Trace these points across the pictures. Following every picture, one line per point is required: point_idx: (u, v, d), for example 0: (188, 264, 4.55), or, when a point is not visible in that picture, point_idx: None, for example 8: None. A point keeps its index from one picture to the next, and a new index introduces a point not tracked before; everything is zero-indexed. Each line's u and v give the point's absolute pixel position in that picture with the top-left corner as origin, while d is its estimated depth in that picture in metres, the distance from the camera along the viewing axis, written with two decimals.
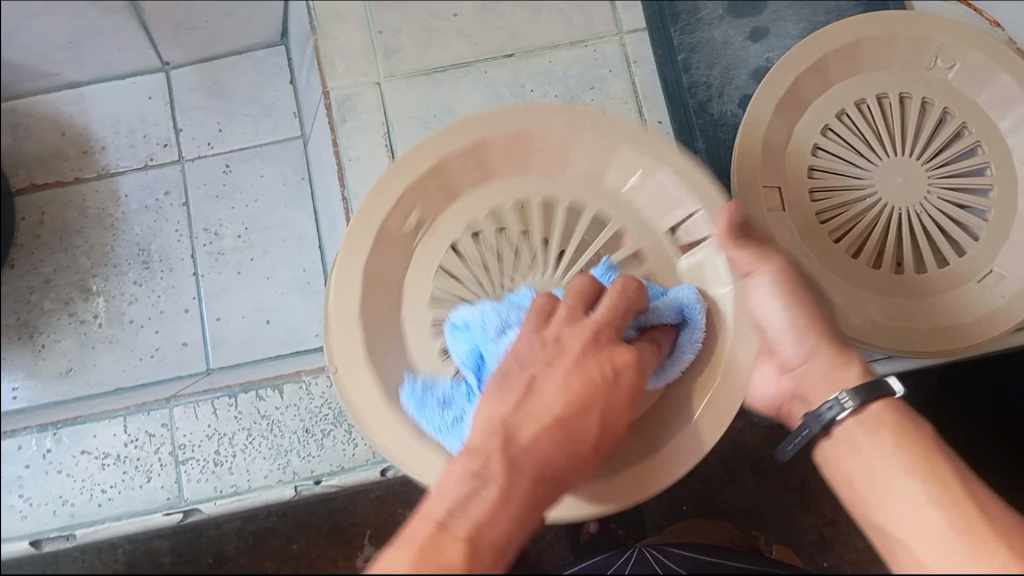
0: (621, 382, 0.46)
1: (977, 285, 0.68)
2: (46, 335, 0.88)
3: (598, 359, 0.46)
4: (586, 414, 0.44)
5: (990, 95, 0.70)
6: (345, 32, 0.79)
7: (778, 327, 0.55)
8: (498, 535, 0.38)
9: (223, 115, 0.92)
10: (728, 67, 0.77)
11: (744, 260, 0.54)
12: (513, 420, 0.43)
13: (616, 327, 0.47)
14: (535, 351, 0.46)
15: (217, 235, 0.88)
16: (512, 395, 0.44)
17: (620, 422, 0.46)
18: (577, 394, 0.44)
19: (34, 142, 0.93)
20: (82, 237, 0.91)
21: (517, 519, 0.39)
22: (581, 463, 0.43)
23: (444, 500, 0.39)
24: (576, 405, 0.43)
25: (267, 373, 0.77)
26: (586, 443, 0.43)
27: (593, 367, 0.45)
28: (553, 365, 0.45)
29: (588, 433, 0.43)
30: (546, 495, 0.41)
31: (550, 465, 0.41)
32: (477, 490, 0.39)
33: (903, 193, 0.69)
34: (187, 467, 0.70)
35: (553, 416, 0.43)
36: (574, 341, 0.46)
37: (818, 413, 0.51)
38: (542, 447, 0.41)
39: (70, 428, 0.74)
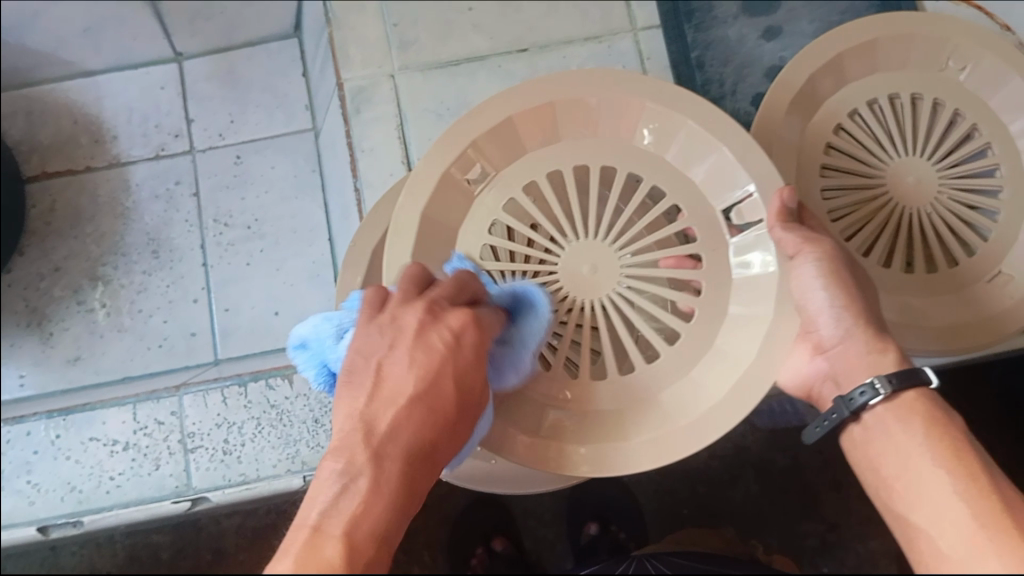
0: (465, 344, 0.40)
1: (985, 285, 0.68)
2: (56, 323, 0.88)
3: (437, 327, 0.40)
4: (442, 384, 0.38)
5: (1002, 98, 0.69)
6: (362, 23, 0.79)
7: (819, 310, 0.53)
8: (377, 513, 0.34)
9: (235, 106, 0.92)
10: (743, 64, 0.78)
11: (789, 243, 0.53)
12: (369, 411, 0.37)
13: (448, 299, 0.42)
14: (374, 335, 0.40)
15: (227, 225, 0.88)
16: (360, 387, 0.38)
17: (476, 383, 0.41)
18: (429, 366, 0.38)
19: (48, 129, 0.93)
20: (93, 224, 0.91)
21: (394, 506, 0.35)
22: (446, 439, 0.39)
23: (316, 506, 0.33)
24: (427, 376, 0.38)
25: (277, 363, 0.77)
26: (449, 412, 0.38)
27: (430, 337, 0.39)
28: (395, 349, 0.39)
29: (448, 400, 0.38)
30: (416, 478, 0.37)
31: (421, 442, 0.37)
32: (348, 484, 0.34)
33: (915, 192, 0.69)
34: (196, 456, 0.70)
35: (408, 395, 0.37)
36: (409, 314, 0.40)
37: (853, 396, 0.50)
38: (406, 430, 0.37)
39: (79, 415, 0.74)
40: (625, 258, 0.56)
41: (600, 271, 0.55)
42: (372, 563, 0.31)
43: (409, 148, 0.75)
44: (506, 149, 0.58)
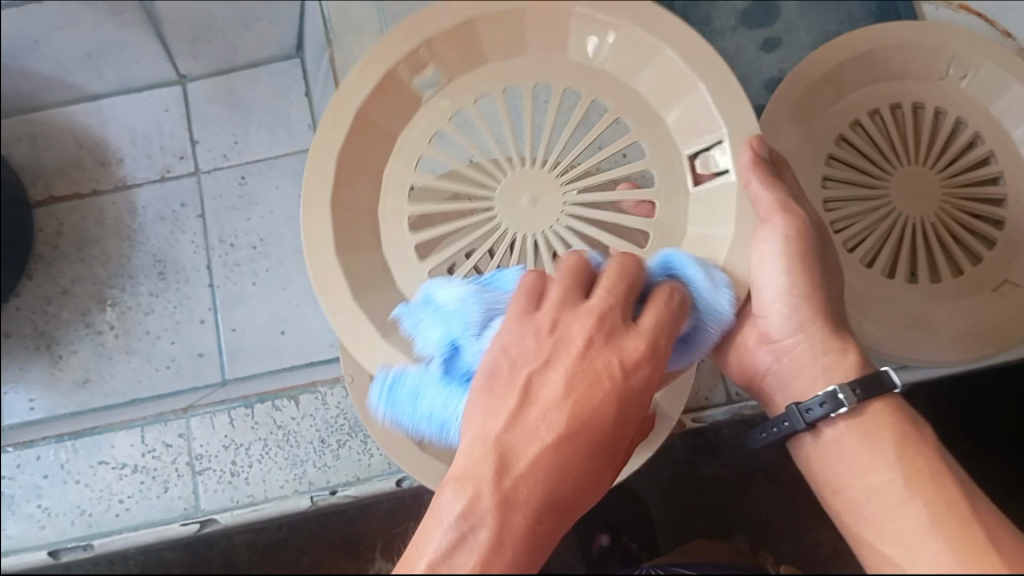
0: (633, 378, 0.43)
1: (991, 293, 0.67)
2: (64, 346, 0.89)
3: (602, 351, 0.43)
4: (592, 417, 0.41)
5: (1004, 103, 0.69)
6: (361, 44, 0.79)
7: (777, 297, 0.52)
8: (541, 508, 0.39)
9: (239, 127, 0.93)
10: (742, 76, 0.78)
11: (764, 203, 0.52)
12: (504, 438, 0.40)
13: (619, 309, 0.45)
14: (531, 343, 0.44)
15: (233, 246, 0.89)
16: (504, 405, 0.42)
17: (625, 426, 0.43)
18: (576, 403, 0.41)
19: (54, 153, 0.94)
20: (99, 248, 0.92)
21: (522, 557, 0.37)
22: (597, 469, 0.42)
23: (431, 548, 0.37)
24: (577, 409, 0.41)
25: (282, 384, 0.77)
26: (597, 456, 0.41)
27: (597, 367, 0.42)
28: (551, 366, 0.43)
29: (594, 443, 0.41)
30: (551, 529, 0.40)
31: (553, 493, 0.39)
32: (467, 534, 0.37)
33: (919, 201, 0.68)
34: (204, 478, 0.71)
35: (555, 434, 0.40)
36: (572, 329, 0.44)
37: (807, 407, 0.50)
38: (539, 474, 0.39)
39: (87, 438, 0.74)
40: (569, 194, 0.56)
41: (542, 197, 0.56)
42: None
43: None
44: (461, 47, 0.58)
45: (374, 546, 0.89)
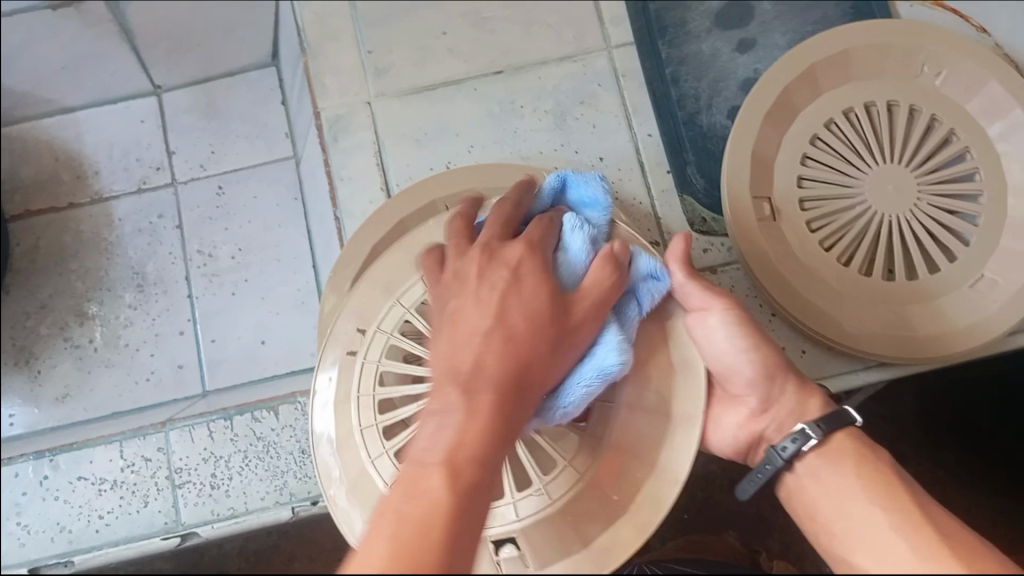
0: (525, 273, 0.47)
1: (969, 290, 0.68)
2: (43, 361, 0.88)
3: (497, 262, 0.47)
4: (511, 313, 0.45)
5: (980, 102, 0.70)
6: (336, 52, 0.79)
7: (740, 367, 0.54)
8: (475, 461, 0.39)
9: (216, 137, 0.93)
10: (717, 79, 0.78)
11: (699, 298, 0.52)
12: (452, 351, 0.43)
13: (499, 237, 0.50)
14: (443, 290, 0.48)
15: (212, 256, 0.89)
16: (443, 332, 0.45)
17: (543, 304, 0.46)
18: (495, 301, 0.45)
19: (31, 167, 0.94)
20: (78, 261, 0.91)
21: (490, 436, 0.40)
22: (529, 360, 0.43)
23: (420, 441, 0.40)
24: (495, 307, 0.45)
25: (264, 394, 0.78)
26: (521, 330, 0.44)
27: (493, 274, 0.47)
28: (467, 283, 0.47)
29: (518, 323, 0.44)
30: (511, 403, 0.42)
31: (511, 358, 0.43)
32: (445, 416, 0.40)
33: (894, 200, 0.68)
34: (184, 491, 0.71)
35: (488, 323, 0.44)
36: (470, 263, 0.48)
37: (782, 446, 0.52)
38: (489, 349, 0.43)
39: (66, 454, 0.75)
40: None
41: None
42: (468, 490, 0.37)
43: (388, 176, 0.75)
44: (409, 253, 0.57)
45: None
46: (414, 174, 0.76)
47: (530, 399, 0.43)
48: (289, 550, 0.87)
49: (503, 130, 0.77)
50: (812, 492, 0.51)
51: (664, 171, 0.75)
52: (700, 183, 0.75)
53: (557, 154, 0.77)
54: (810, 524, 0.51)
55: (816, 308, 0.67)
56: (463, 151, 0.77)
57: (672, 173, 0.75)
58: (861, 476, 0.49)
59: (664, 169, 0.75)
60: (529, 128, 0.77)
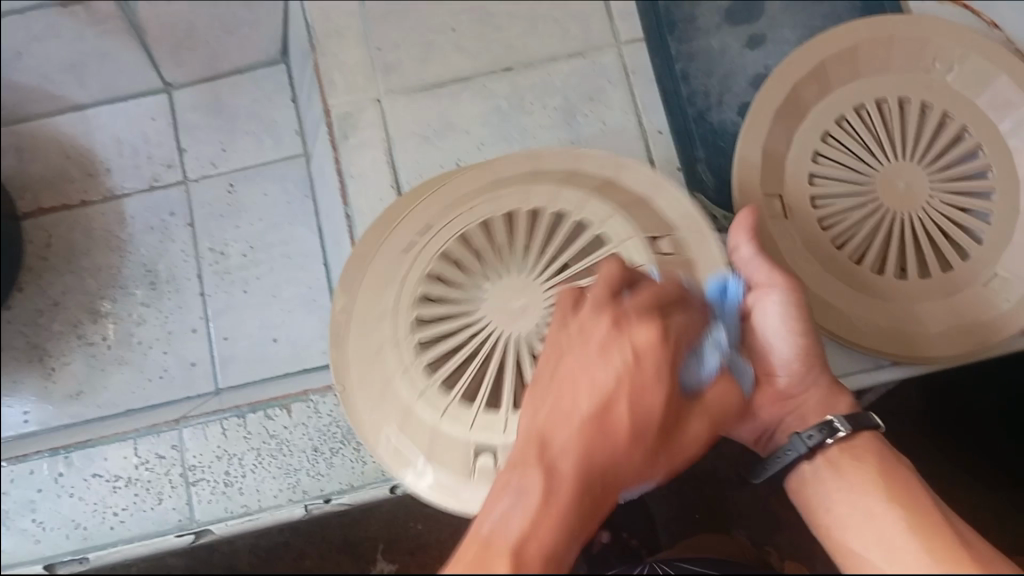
0: (645, 364, 0.46)
1: (981, 288, 0.67)
2: (56, 358, 0.88)
3: (622, 343, 0.46)
4: (615, 413, 0.44)
5: (990, 96, 0.69)
6: (345, 49, 0.79)
7: (775, 348, 0.55)
8: (546, 551, 0.39)
9: (225, 134, 0.93)
10: (727, 75, 0.78)
11: (761, 271, 0.56)
12: (549, 433, 0.44)
13: (638, 305, 0.48)
14: (570, 338, 0.48)
15: (223, 253, 0.89)
16: (546, 402, 0.46)
17: (652, 411, 0.45)
18: (606, 390, 0.45)
19: (41, 164, 0.94)
20: (89, 258, 0.92)
21: (564, 532, 0.40)
22: (619, 462, 0.44)
23: (489, 518, 0.40)
24: (602, 401, 0.44)
25: (277, 392, 0.78)
26: (620, 436, 0.44)
27: (616, 361, 0.45)
28: (587, 358, 0.46)
29: (620, 425, 0.44)
30: (590, 507, 0.42)
31: (599, 463, 0.43)
32: (521, 497, 0.41)
33: (906, 197, 0.68)
34: (198, 489, 0.72)
35: (586, 418, 0.44)
36: (600, 331, 0.47)
37: (807, 434, 0.53)
38: (583, 447, 0.43)
39: (80, 451, 0.75)
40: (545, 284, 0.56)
41: (519, 291, 0.56)
42: None
43: (397, 173, 0.75)
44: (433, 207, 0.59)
45: (376, 547, 0.88)
46: (424, 171, 0.76)
47: (608, 501, 0.44)
48: (299, 545, 0.88)
49: (512, 127, 0.77)
50: (828, 484, 0.51)
51: (675, 168, 0.75)
52: (710, 180, 0.74)
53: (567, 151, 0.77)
54: (820, 517, 0.51)
55: (827, 306, 0.67)
56: (472, 148, 0.77)
57: (682, 171, 0.75)
58: (899, 496, 0.48)
59: (674, 166, 0.75)
60: (539, 125, 0.77)
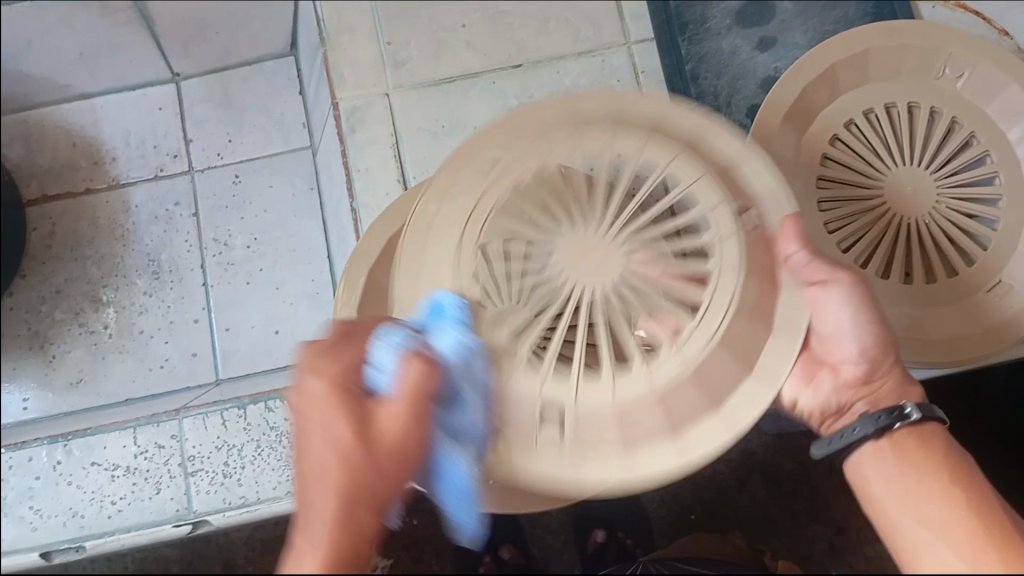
0: (341, 397, 0.41)
1: (985, 295, 0.67)
2: (57, 346, 0.88)
3: (332, 396, 0.41)
4: (350, 455, 0.40)
5: (1000, 104, 0.69)
6: (355, 43, 0.79)
7: (850, 340, 0.54)
8: None
9: (233, 126, 0.93)
10: (736, 76, 0.78)
11: (820, 271, 0.51)
12: (308, 493, 0.40)
13: (347, 361, 0.43)
14: (305, 411, 0.42)
15: (227, 245, 0.89)
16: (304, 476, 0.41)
17: (382, 452, 0.40)
18: (343, 442, 0.40)
19: (47, 152, 0.94)
20: (93, 247, 0.91)
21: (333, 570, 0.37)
22: (367, 493, 0.40)
23: None
24: (338, 456, 0.40)
25: (277, 384, 0.78)
26: (357, 475, 0.39)
27: (338, 410, 0.41)
28: (308, 424, 0.41)
29: (350, 467, 0.39)
30: (352, 540, 0.39)
31: (350, 497, 0.39)
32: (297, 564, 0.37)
33: (913, 201, 0.68)
34: (196, 479, 0.72)
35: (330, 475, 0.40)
36: (316, 382, 0.42)
37: (879, 415, 0.50)
38: (332, 496, 0.39)
39: (80, 439, 0.75)
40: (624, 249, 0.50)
41: (595, 253, 0.50)
42: None
43: (404, 168, 0.75)
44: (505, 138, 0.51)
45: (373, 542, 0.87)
46: (431, 167, 0.76)
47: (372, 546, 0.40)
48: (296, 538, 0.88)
49: None
50: (877, 462, 0.50)
51: None
52: None
53: None
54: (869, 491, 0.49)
55: None
56: None
57: None
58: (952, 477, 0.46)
59: None
60: None
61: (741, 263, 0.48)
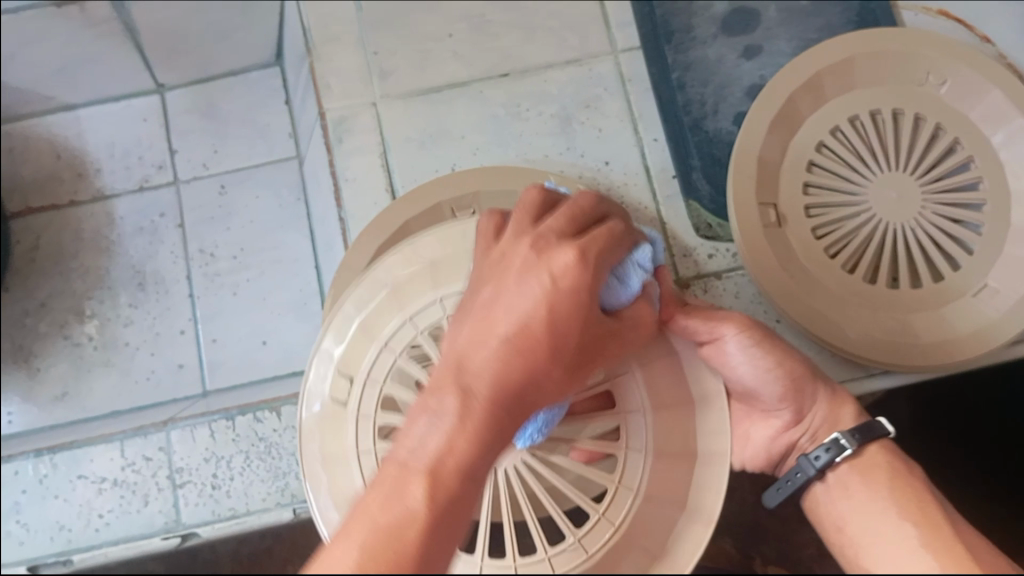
0: (561, 282, 0.42)
1: (972, 299, 0.67)
2: (42, 359, 0.87)
3: (538, 260, 0.43)
4: (556, 321, 0.41)
5: (982, 111, 0.70)
6: (342, 53, 0.79)
7: (765, 390, 0.55)
8: (461, 471, 0.38)
9: (219, 137, 0.93)
10: (722, 85, 0.78)
11: (703, 326, 0.52)
12: (470, 348, 0.41)
13: (560, 231, 0.45)
14: (522, 263, 0.43)
15: (213, 256, 0.89)
16: (473, 318, 0.43)
17: (575, 327, 0.42)
18: (545, 310, 0.41)
19: (31, 165, 0.93)
20: (78, 259, 0.91)
21: (483, 444, 0.39)
22: (551, 363, 0.41)
23: (411, 435, 0.40)
24: (542, 317, 0.41)
25: (262, 395, 0.78)
26: (542, 353, 0.41)
27: (539, 266, 0.42)
28: (507, 277, 0.43)
29: (545, 338, 0.41)
30: (510, 416, 0.41)
31: (519, 378, 0.40)
32: (439, 409, 0.40)
33: (898, 208, 0.68)
34: (185, 492, 0.71)
35: (501, 337, 0.41)
36: (523, 241, 0.45)
37: (815, 455, 0.53)
38: (503, 362, 0.40)
39: (65, 453, 0.74)
40: None
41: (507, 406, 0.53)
42: (450, 498, 0.38)
43: (391, 177, 0.75)
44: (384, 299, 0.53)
45: None
46: (419, 176, 0.76)
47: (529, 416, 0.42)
48: None
49: (507, 133, 0.77)
50: (840, 503, 0.52)
51: (670, 176, 0.75)
52: (705, 189, 0.75)
53: (563, 158, 0.77)
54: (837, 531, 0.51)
55: (822, 316, 0.67)
56: (467, 153, 0.77)
57: (677, 178, 0.75)
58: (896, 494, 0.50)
59: (669, 174, 0.75)
60: (534, 131, 0.77)
61: (646, 402, 0.52)
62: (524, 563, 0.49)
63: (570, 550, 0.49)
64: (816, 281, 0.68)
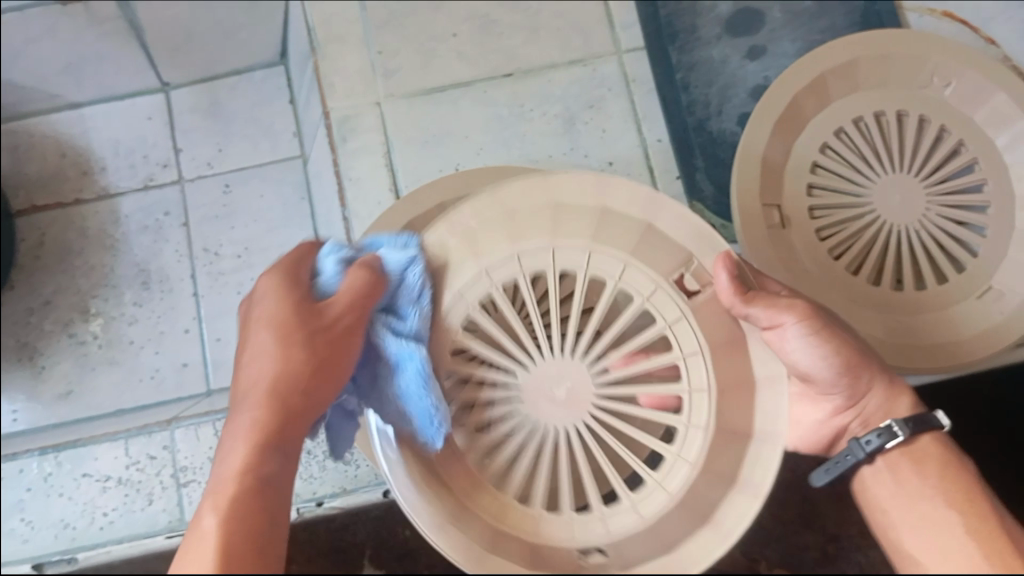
0: (290, 299, 0.46)
1: (976, 301, 0.67)
2: (47, 357, 0.88)
3: (257, 298, 0.46)
4: (290, 324, 0.44)
5: (988, 112, 0.69)
6: (346, 52, 0.79)
7: (819, 373, 0.53)
8: (258, 471, 0.39)
9: (223, 136, 0.93)
10: (726, 85, 0.79)
11: (766, 315, 0.48)
12: (253, 373, 0.44)
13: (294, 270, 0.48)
14: (260, 299, 0.47)
15: (217, 255, 0.89)
16: (243, 355, 0.45)
17: (319, 330, 0.45)
18: (285, 322, 0.45)
19: (36, 164, 0.93)
20: (83, 258, 0.91)
21: (272, 441, 0.41)
22: (315, 361, 0.44)
23: (221, 464, 0.41)
24: (281, 328, 0.44)
25: None
26: (314, 355, 0.44)
27: (270, 298, 0.46)
28: (248, 317, 0.46)
29: (304, 343, 0.44)
30: (296, 415, 0.42)
31: (297, 379, 0.43)
32: (236, 431, 0.41)
33: (902, 209, 0.68)
34: (189, 490, 0.71)
35: (274, 350, 0.44)
36: (261, 282, 0.48)
37: (865, 439, 0.52)
38: (278, 370, 0.43)
39: (69, 451, 0.75)
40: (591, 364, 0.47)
41: (563, 380, 0.47)
42: (248, 494, 0.38)
43: (395, 178, 0.75)
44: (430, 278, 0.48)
45: None
46: (423, 176, 0.76)
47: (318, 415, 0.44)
48: None
49: (511, 133, 0.77)
50: (884, 485, 0.51)
51: (673, 177, 0.76)
52: (709, 190, 0.76)
53: (566, 159, 0.77)
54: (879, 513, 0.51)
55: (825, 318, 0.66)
56: (471, 153, 0.77)
57: (681, 179, 0.75)
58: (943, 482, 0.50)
59: (673, 175, 0.76)
60: (537, 132, 0.77)
61: (712, 380, 0.46)
62: (580, 529, 0.45)
63: (627, 514, 0.45)
64: (819, 283, 0.68)
